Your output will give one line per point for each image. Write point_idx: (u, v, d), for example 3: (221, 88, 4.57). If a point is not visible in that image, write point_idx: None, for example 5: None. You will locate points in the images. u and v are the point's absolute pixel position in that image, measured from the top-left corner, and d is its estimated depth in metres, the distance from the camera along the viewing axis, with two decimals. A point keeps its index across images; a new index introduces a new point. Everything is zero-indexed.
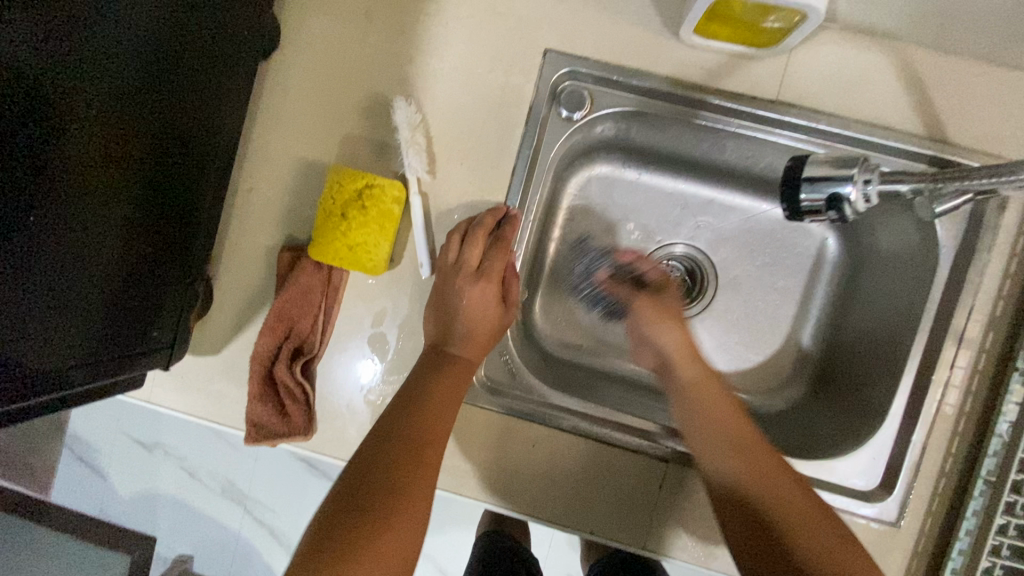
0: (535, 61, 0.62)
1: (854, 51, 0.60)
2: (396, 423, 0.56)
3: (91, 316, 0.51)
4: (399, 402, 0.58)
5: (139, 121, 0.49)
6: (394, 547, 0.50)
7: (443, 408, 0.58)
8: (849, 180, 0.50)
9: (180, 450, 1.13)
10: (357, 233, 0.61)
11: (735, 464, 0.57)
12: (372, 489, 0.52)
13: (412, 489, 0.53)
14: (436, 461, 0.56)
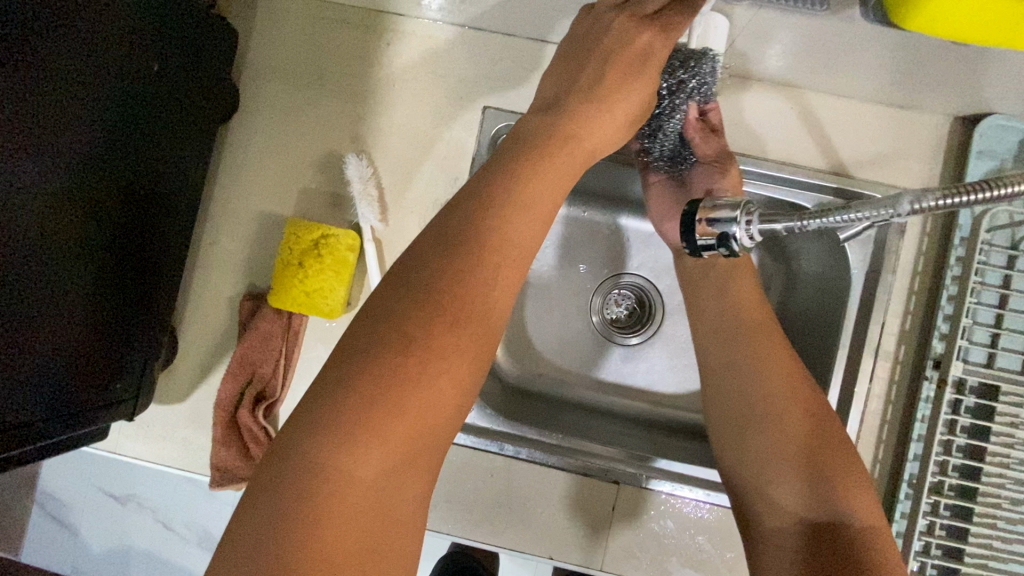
0: (475, 116, 0.68)
1: (758, 99, 0.67)
2: (383, 333, 0.39)
3: (55, 370, 0.53)
4: (375, 319, 0.40)
5: (100, 184, 0.53)
6: (408, 441, 0.38)
7: (456, 356, 0.40)
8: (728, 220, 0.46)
9: (155, 502, 1.11)
10: (314, 280, 0.65)
11: (737, 369, 0.60)
12: (364, 415, 0.37)
13: (424, 383, 0.38)
14: (455, 358, 0.40)
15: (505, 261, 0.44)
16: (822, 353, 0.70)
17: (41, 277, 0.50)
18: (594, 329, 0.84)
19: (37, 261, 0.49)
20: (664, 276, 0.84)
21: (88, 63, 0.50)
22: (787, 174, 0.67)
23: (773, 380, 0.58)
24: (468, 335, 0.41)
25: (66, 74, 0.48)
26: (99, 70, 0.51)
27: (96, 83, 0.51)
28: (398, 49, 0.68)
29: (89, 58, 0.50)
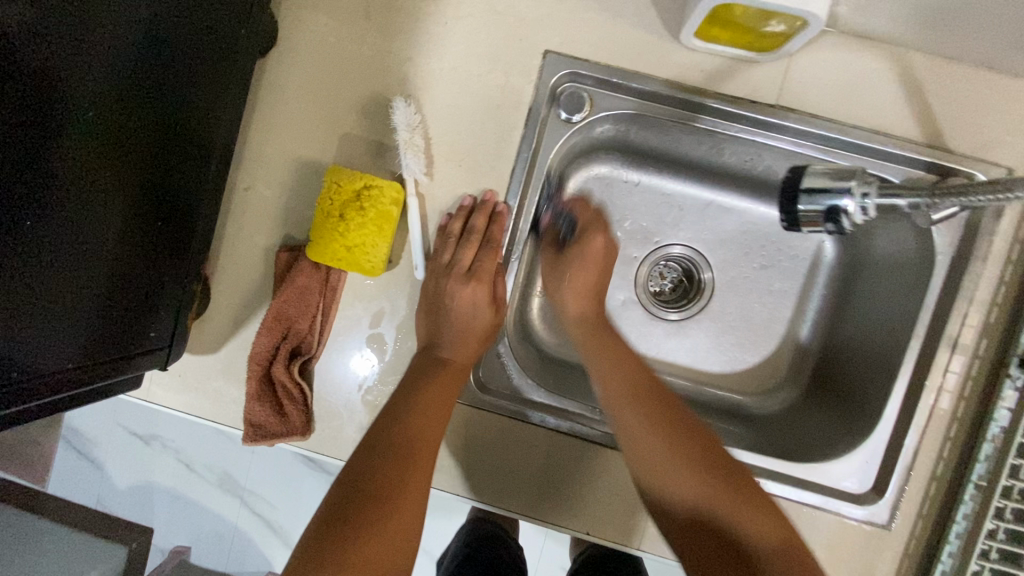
0: (534, 62, 0.62)
1: (853, 56, 0.60)
2: (380, 434, 0.56)
3: (88, 315, 0.51)
4: (387, 411, 0.58)
5: (132, 120, 0.49)
6: (398, 528, 0.52)
7: (428, 437, 0.57)
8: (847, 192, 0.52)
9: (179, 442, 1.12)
10: (355, 234, 0.60)
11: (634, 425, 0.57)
12: (365, 486, 0.53)
13: (415, 471, 0.55)
14: (432, 449, 0.57)
15: (468, 332, 0.64)
16: (890, 342, 0.66)
17: (72, 219, 0.46)
18: (637, 301, 0.78)
19: (68, 201, 0.46)
20: (718, 249, 0.77)
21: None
22: (876, 144, 0.60)
23: (625, 373, 0.60)
24: (439, 411, 0.58)
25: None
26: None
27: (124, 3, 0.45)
28: None
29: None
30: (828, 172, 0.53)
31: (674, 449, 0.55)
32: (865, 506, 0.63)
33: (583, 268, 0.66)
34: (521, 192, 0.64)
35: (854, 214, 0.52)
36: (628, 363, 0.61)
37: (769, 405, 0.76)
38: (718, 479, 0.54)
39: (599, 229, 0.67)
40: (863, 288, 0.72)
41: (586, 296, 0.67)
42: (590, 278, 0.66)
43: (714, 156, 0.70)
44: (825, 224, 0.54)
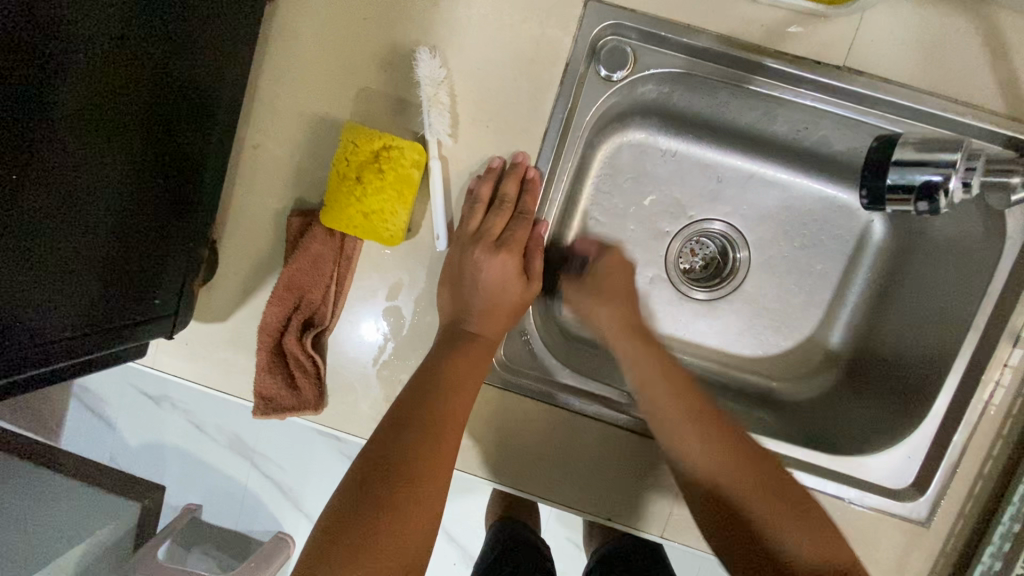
0: (575, 11, 0.55)
1: (934, 14, 0.53)
2: (409, 410, 0.53)
3: (88, 280, 0.47)
4: (414, 385, 0.54)
5: (132, 62, 0.44)
6: (426, 507, 0.50)
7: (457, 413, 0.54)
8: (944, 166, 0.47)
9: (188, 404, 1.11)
10: (373, 200, 0.56)
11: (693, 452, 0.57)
12: (395, 466, 0.50)
13: (444, 449, 0.52)
14: (459, 427, 0.54)
15: (498, 307, 0.59)
16: (943, 331, 0.61)
17: (70, 171, 0.42)
18: (668, 279, 0.73)
19: (64, 149, 0.41)
20: (756, 226, 0.72)
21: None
22: (951, 115, 0.54)
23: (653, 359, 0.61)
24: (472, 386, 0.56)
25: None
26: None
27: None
28: None
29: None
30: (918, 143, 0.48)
31: (704, 435, 0.57)
32: (904, 504, 0.60)
33: (612, 275, 0.66)
34: (553, 158, 0.59)
35: (952, 191, 0.48)
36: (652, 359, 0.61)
37: (802, 392, 0.72)
38: (748, 476, 0.56)
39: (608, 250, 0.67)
40: (913, 272, 0.66)
41: (624, 300, 0.65)
42: (619, 282, 0.66)
43: (763, 123, 0.64)
44: (915, 202, 0.49)
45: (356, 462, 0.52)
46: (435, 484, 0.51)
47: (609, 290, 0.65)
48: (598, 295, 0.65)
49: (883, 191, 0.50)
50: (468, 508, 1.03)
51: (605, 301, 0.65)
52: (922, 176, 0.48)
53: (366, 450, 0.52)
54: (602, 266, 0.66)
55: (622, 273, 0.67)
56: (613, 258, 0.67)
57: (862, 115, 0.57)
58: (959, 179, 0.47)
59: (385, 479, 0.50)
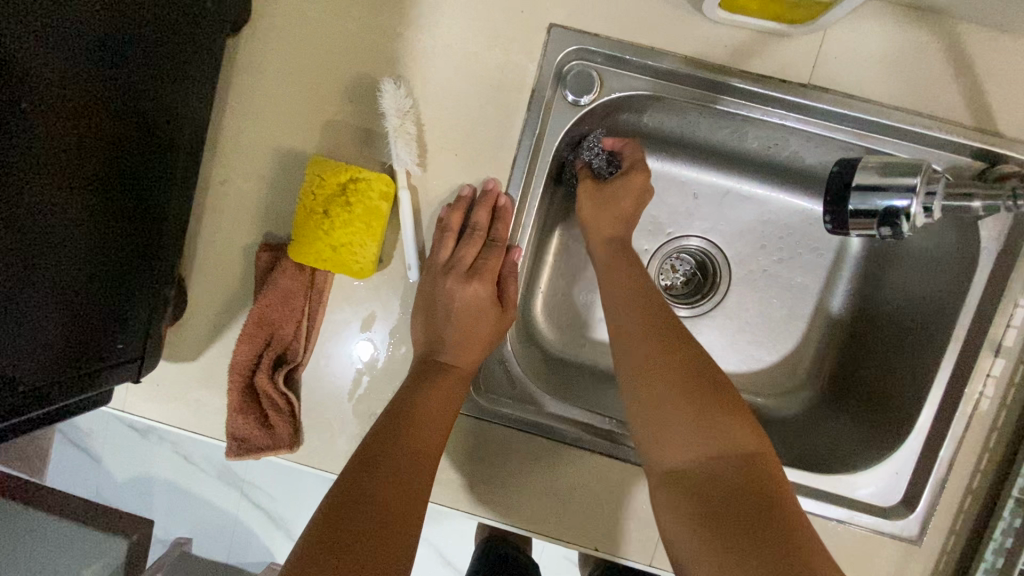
0: (538, 37, 0.55)
1: (896, 30, 0.54)
2: (381, 443, 0.51)
3: (47, 333, 0.46)
4: (388, 415, 0.53)
5: (87, 103, 0.43)
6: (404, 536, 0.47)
7: (429, 443, 0.52)
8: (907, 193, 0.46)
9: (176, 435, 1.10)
10: (341, 233, 0.55)
11: (689, 441, 0.48)
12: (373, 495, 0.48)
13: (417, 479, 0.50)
14: (433, 459, 0.52)
15: (473, 338, 0.58)
16: (923, 343, 0.61)
17: (25, 215, 0.41)
18: None
19: (16, 190, 0.40)
20: (735, 241, 0.72)
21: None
22: (919, 128, 0.54)
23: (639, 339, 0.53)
24: (445, 420, 0.54)
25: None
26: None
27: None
28: None
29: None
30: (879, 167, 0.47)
31: (695, 429, 0.48)
32: (895, 521, 0.59)
33: (623, 196, 0.61)
34: (524, 184, 0.58)
35: (914, 215, 0.47)
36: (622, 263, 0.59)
37: (789, 407, 0.71)
38: (703, 395, 0.49)
39: (643, 168, 0.61)
40: (893, 282, 0.66)
41: (625, 224, 0.61)
42: (625, 206, 0.61)
43: (735, 140, 0.64)
44: (878, 227, 0.48)
45: (323, 502, 0.48)
46: (413, 516, 0.49)
47: (615, 207, 0.61)
48: (612, 204, 0.61)
49: (846, 218, 0.49)
50: (463, 531, 1.01)
51: (615, 214, 0.61)
52: (884, 203, 0.47)
53: (334, 487, 0.49)
54: (624, 185, 0.60)
55: (637, 198, 0.61)
56: (641, 177, 0.60)
57: (831, 131, 0.57)
58: (919, 205, 0.46)
59: (360, 514, 0.47)
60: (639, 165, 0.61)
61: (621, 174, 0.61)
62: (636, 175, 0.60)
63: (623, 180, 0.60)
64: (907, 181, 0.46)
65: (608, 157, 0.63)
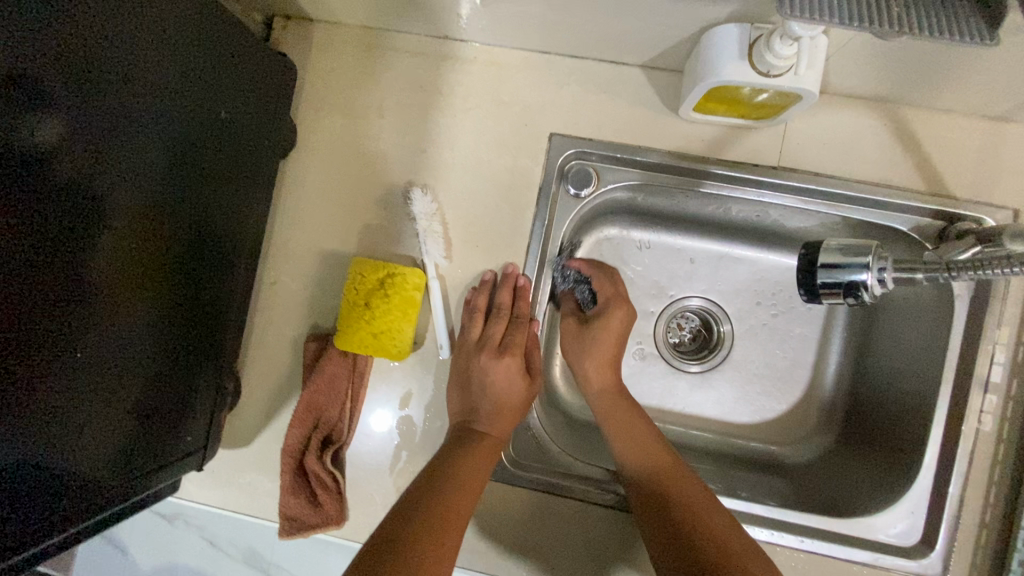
0: (541, 145, 0.65)
1: (846, 118, 0.63)
2: (417, 499, 0.55)
3: (127, 425, 0.52)
4: (423, 478, 0.57)
5: (160, 222, 0.51)
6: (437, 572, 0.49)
7: (462, 497, 0.56)
8: (864, 268, 0.51)
9: None
10: (381, 321, 0.62)
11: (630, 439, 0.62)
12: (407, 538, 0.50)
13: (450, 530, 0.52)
14: (467, 514, 0.55)
15: (506, 407, 0.63)
16: (917, 386, 0.66)
17: (108, 319, 0.48)
18: (659, 355, 0.78)
19: (103, 300, 0.47)
20: (734, 299, 0.78)
21: (147, 95, 0.48)
22: (882, 196, 0.62)
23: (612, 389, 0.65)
24: (476, 476, 0.58)
25: (119, 110, 0.45)
26: (152, 106, 0.48)
27: (153, 121, 0.49)
28: (457, 77, 0.66)
29: (144, 93, 0.47)
30: (841, 247, 0.53)
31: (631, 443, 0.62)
32: (917, 560, 0.62)
33: (605, 341, 0.66)
34: (538, 266, 0.66)
35: (873, 287, 0.52)
36: (604, 350, 0.66)
37: (803, 454, 0.75)
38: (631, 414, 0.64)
39: (620, 303, 0.66)
40: (883, 331, 0.72)
41: (611, 366, 0.66)
42: (609, 351, 0.66)
43: (721, 214, 0.71)
44: (844, 296, 0.53)
45: (361, 552, 0.50)
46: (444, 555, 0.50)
47: (598, 353, 0.66)
48: (597, 359, 0.66)
49: (816, 288, 0.54)
50: None
51: (604, 366, 0.66)
52: (847, 277, 0.52)
53: (373, 538, 0.51)
54: (599, 328, 0.66)
55: (617, 336, 0.66)
56: (620, 312, 0.66)
57: (806, 203, 0.64)
58: (877, 278, 0.51)
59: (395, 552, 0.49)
60: (615, 302, 0.66)
61: (597, 306, 0.67)
62: (614, 309, 0.66)
63: (606, 307, 0.66)
64: (865, 259, 0.51)
65: (587, 287, 0.68)
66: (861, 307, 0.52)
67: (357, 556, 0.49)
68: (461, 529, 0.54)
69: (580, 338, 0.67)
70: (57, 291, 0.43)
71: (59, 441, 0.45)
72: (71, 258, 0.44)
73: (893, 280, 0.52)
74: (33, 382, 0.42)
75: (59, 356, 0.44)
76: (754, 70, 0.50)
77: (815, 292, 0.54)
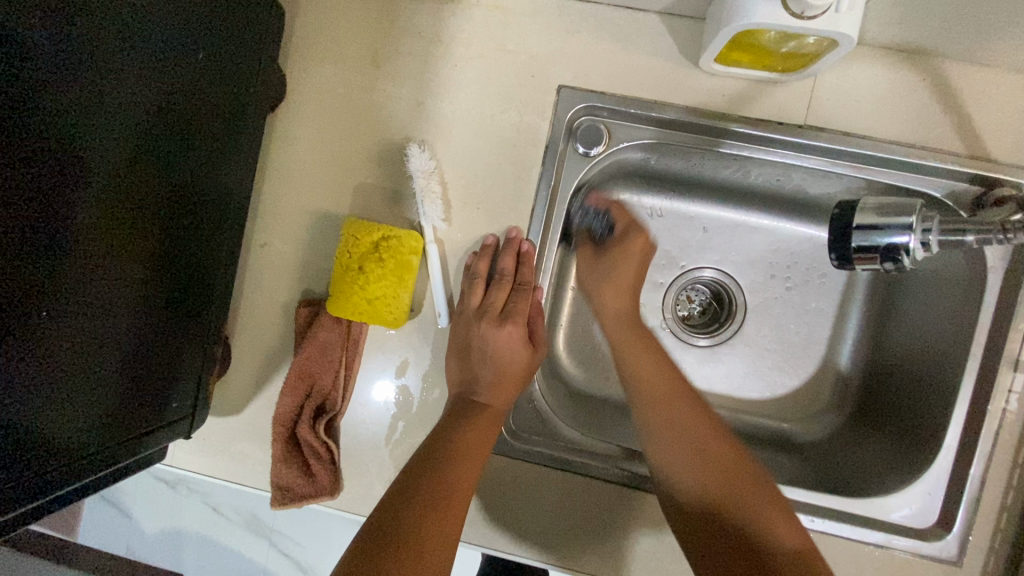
0: (549, 98, 0.60)
1: (880, 71, 0.58)
2: (417, 475, 0.52)
3: (111, 390, 0.50)
4: (421, 453, 0.54)
5: (143, 175, 0.48)
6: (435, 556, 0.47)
7: (461, 471, 0.53)
8: (905, 231, 0.47)
9: (202, 484, 0.98)
10: (375, 286, 0.59)
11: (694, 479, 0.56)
12: (404, 521, 0.48)
13: (450, 510, 0.51)
14: (467, 489, 0.53)
15: (508, 378, 0.60)
16: (941, 363, 0.62)
17: (86, 278, 0.45)
18: (667, 328, 0.75)
19: (80, 257, 0.44)
20: (748, 270, 0.74)
21: (120, 33, 0.43)
22: (915, 159, 0.57)
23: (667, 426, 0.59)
24: (477, 448, 0.55)
25: (99, 52, 0.42)
26: (128, 46, 0.44)
27: (128, 62, 0.44)
28: (459, 23, 0.61)
29: (121, 32, 0.43)
30: (880, 207, 0.49)
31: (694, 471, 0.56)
32: (932, 542, 0.60)
33: (622, 267, 0.65)
34: (543, 230, 0.62)
35: (914, 250, 0.48)
36: (628, 274, 0.65)
37: (815, 432, 0.72)
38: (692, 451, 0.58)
39: (639, 232, 0.65)
40: (907, 304, 0.68)
41: (629, 296, 0.65)
42: (630, 272, 0.65)
43: (740, 177, 0.67)
44: (881, 262, 0.49)
45: (357, 533, 0.49)
46: (442, 538, 0.49)
47: (616, 278, 0.65)
48: (614, 279, 0.65)
49: (850, 253, 0.50)
50: None
51: (620, 292, 0.65)
52: (885, 240, 0.48)
53: (370, 518, 0.49)
54: (618, 250, 0.65)
55: (637, 259, 0.65)
56: (640, 241, 0.65)
57: (831, 166, 0.60)
58: (919, 240, 0.47)
59: (393, 536, 0.47)
60: (634, 229, 0.64)
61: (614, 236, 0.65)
62: (631, 242, 0.64)
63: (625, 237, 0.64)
64: (905, 220, 0.47)
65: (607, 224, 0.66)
66: (899, 273, 0.48)
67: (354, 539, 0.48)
68: (462, 507, 0.52)
69: (597, 267, 0.65)
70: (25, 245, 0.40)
71: (36, 404, 0.43)
72: (41, 210, 0.41)
73: (937, 243, 0.47)
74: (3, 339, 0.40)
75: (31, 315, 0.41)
76: (787, 11, 0.45)
77: (848, 257, 0.50)
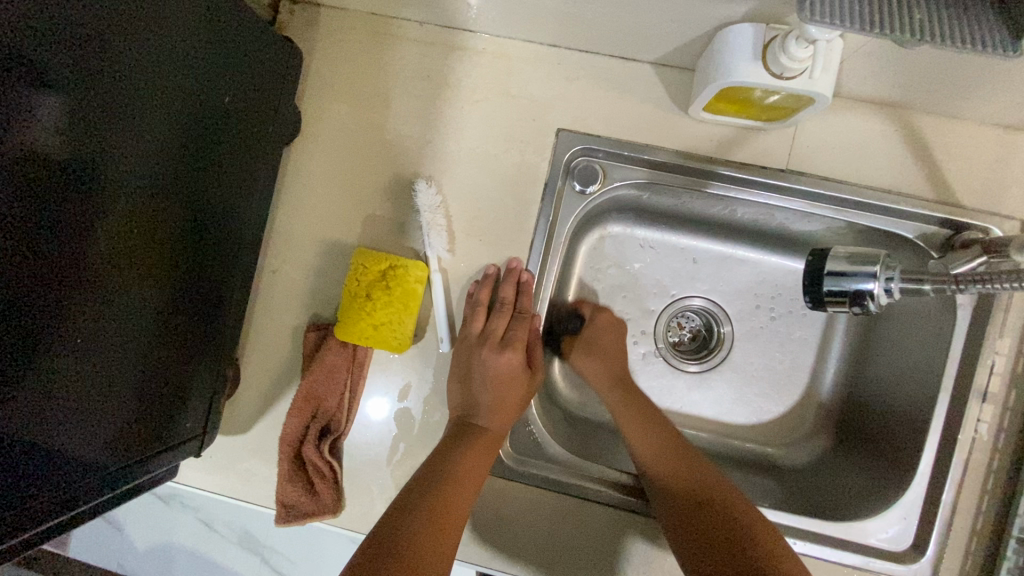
0: (548, 140, 0.64)
1: (855, 122, 0.62)
2: (418, 496, 0.55)
3: (126, 410, 0.52)
4: (422, 474, 0.57)
5: (164, 208, 0.51)
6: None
7: (459, 492, 0.56)
8: (871, 278, 0.51)
9: (200, 500, 0.99)
10: (381, 313, 0.62)
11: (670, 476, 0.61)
12: (405, 542, 0.51)
13: (447, 531, 0.53)
14: (464, 511, 0.56)
15: (505, 402, 0.63)
16: (915, 393, 0.66)
17: (109, 304, 0.48)
18: (658, 355, 0.78)
19: (107, 285, 0.47)
20: (735, 301, 0.78)
21: (149, 79, 0.47)
22: (889, 203, 0.62)
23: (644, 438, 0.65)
24: (476, 470, 0.58)
25: (133, 97, 0.46)
26: (155, 90, 0.48)
27: (155, 105, 0.48)
28: (466, 68, 0.65)
29: (150, 78, 0.47)
30: (849, 255, 0.53)
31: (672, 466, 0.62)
32: (907, 566, 0.62)
33: (603, 337, 0.72)
34: (541, 263, 0.66)
35: (879, 296, 0.52)
36: (611, 351, 0.71)
37: (799, 456, 0.76)
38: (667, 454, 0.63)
39: (601, 308, 0.73)
40: (884, 336, 0.72)
41: (615, 360, 0.71)
42: (609, 344, 0.72)
43: (726, 215, 0.71)
44: (849, 306, 0.53)
45: (358, 549, 0.51)
46: (438, 557, 0.51)
47: (600, 350, 0.71)
48: (597, 352, 0.71)
49: (821, 297, 0.54)
50: None
51: (604, 360, 0.71)
52: (853, 286, 0.52)
53: (371, 537, 0.52)
54: (594, 330, 0.72)
55: (611, 331, 0.72)
56: (606, 315, 0.73)
57: (811, 208, 0.64)
58: (883, 287, 0.51)
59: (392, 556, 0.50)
60: (596, 312, 0.73)
61: (585, 325, 0.72)
62: (600, 318, 0.72)
63: (597, 303, 0.72)
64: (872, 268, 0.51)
65: (588, 274, 0.73)
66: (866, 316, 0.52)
67: (354, 559, 0.50)
68: (458, 527, 0.54)
69: (589, 351, 0.71)
70: (61, 276, 0.43)
71: (61, 424, 0.46)
72: (74, 243, 0.44)
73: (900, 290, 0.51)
74: (37, 361, 0.43)
75: (61, 341, 0.44)
76: (767, 71, 0.49)
77: (820, 300, 0.54)
